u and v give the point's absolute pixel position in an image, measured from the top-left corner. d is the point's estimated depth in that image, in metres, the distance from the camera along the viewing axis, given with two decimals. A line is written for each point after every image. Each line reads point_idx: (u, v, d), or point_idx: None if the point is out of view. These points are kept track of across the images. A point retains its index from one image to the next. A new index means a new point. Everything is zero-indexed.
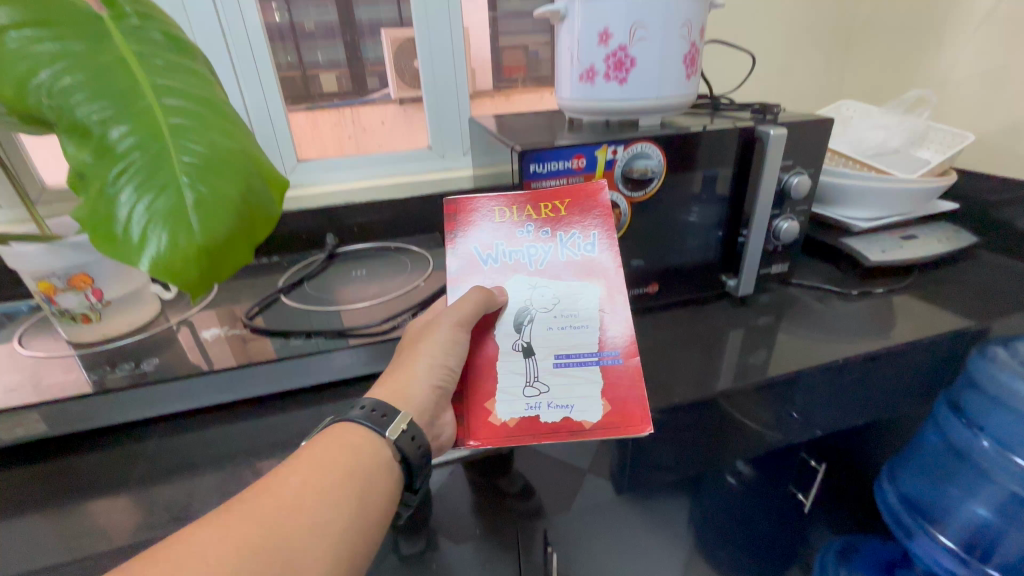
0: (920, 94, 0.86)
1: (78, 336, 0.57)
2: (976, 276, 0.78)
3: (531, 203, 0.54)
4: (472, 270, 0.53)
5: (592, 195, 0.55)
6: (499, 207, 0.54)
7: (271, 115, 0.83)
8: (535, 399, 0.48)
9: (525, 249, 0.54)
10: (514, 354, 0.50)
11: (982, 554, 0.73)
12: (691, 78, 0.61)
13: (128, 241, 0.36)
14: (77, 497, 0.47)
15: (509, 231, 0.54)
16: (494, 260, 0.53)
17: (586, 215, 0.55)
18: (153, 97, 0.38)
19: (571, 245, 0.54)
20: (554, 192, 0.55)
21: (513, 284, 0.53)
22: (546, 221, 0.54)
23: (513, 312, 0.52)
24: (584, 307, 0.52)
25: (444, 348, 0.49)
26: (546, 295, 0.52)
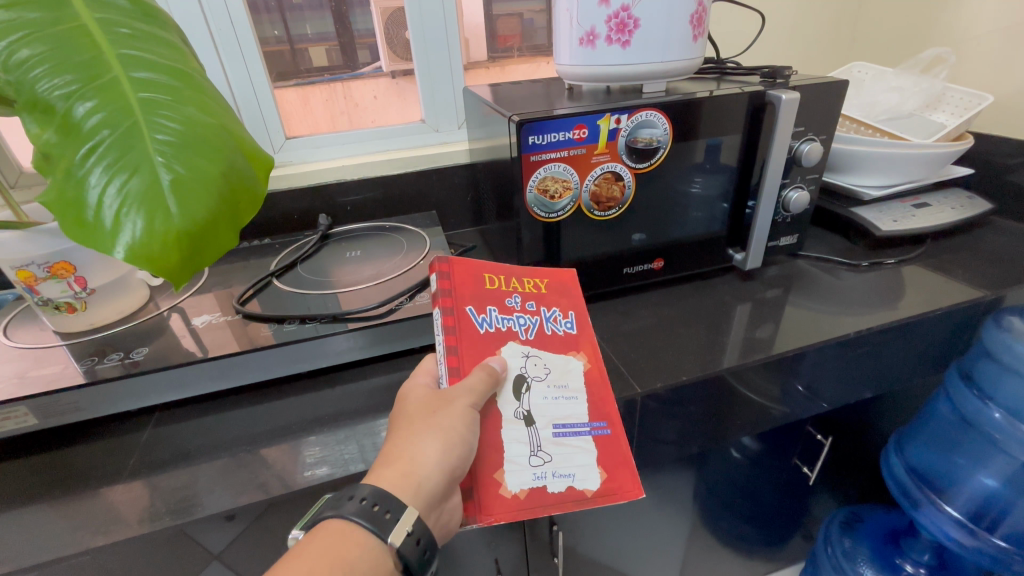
0: (936, 53, 0.82)
1: (65, 326, 0.55)
2: (988, 243, 0.76)
3: (516, 276, 0.52)
4: (466, 334, 0.46)
5: (569, 279, 0.54)
6: (489, 274, 0.50)
7: (256, 90, 0.79)
8: (540, 468, 0.43)
9: (516, 318, 0.49)
10: (516, 425, 0.44)
11: (989, 524, 0.73)
12: (698, 40, 0.57)
13: (100, 227, 0.34)
14: (72, 489, 0.46)
15: (500, 299, 0.49)
16: (488, 326, 0.48)
17: (564, 295, 0.53)
18: (120, 69, 0.36)
19: (554, 320, 0.51)
20: (536, 270, 0.54)
21: (508, 355, 0.47)
22: (531, 295, 0.51)
23: (511, 379, 0.46)
24: (573, 375, 0.48)
25: (460, 425, 0.42)
26: (539, 364, 0.47)
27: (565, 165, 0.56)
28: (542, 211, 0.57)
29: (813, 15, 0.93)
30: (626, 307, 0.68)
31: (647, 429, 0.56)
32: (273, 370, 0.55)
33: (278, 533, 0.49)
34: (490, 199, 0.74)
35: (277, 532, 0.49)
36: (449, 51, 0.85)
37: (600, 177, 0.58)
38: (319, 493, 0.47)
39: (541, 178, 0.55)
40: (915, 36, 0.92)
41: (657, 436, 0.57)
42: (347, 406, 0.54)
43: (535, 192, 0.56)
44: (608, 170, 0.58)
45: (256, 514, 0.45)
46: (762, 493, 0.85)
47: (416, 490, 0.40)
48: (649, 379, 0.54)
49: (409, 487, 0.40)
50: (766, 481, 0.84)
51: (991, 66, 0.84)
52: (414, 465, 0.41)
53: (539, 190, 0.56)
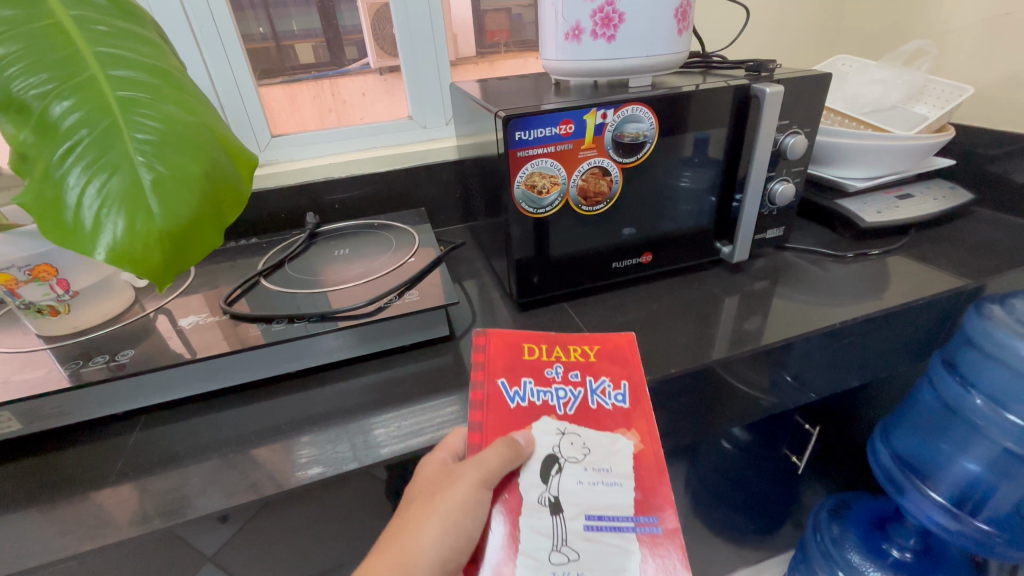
0: (919, 45, 0.83)
1: (47, 329, 0.55)
2: (970, 233, 0.78)
3: (560, 347, 0.55)
4: (496, 406, 0.48)
5: (623, 345, 0.55)
6: (528, 345, 0.54)
7: (240, 88, 0.78)
8: (563, 567, 0.40)
9: (554, 390, 0.50)
10: (541, 511, 0.43)
11: (972, 508, 0.75)
12: (683, 34, 0.57)
13: (79, 228, 0.33)
14: (57, 493, 0.45)
15: (537, 371, 0.52)
16: (521, 399, 0.49)
17: (617, 364, 0.53)
18: (98, 67, 0.35)
19: (601, 391, 0.51)
20: (582, 340, 0.55)
21: (540, 430, 0.47)
22: (574, 365, 0.53)
23: (541, 459, 0.46)
24: (620, 459, 0.46)
25: (464, 505, 0.42)
26: (577, 443, 0.47)
27: (552, 160, 0.56)
28: (529, 207, 0.58)
29: (797, 9, 0.94)
30: (616, 301, 0.68)
31: None
32: (262, 369, 0.55)
33: (271, 533, 0.48)
34: (479, 195, 0.73)
35: (270, 531, 0.48)
36: (435, 46, 0.84)
37: (587, 172, 0.58)
38: (310, 492, 0.46)
39: (528, 174, 0.55)
40: (898, 29, 0.93)
41: None
42: (337, 405, 0.53)
43: (523, 188, 0.56)
44: (596, 165, 0.58)
45: (248, 514, 0.45)
46: (752, 483, 0.87)
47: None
48: None
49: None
50: (757, 471, 0.85)
51: (972, 58, 0.85)
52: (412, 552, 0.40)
53: (526, 186, 0.56)
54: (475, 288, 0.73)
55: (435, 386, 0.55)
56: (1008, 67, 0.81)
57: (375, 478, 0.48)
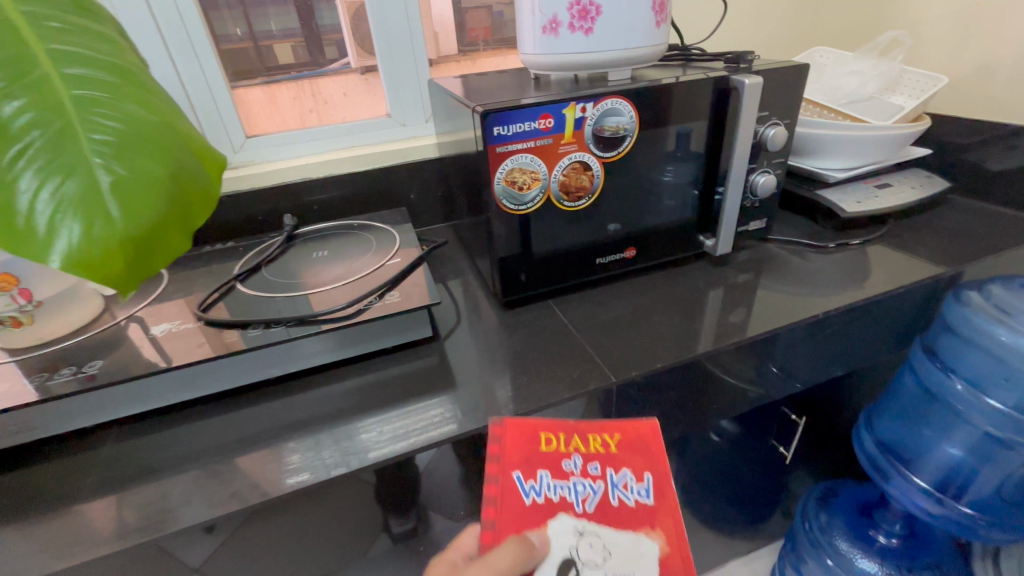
0: (894, 36, 0.84)
1: (11, 341, 0.53)
2: (947, 221, 0.79)
3: (579, 431, 0.43)
4: (508, 507, 0.39)
5: (649, 431, 0.44)
6: (544, 430, 0.43)
7: (212, 88, 0.76)
8: None
9: (572, 485, 0.40)
10: None
11: (956, 492, 0.76)
12: (661, 26, 0.57)
13: (31, 234, 0.31)
14: (23, 513, 0.43)
15: (555, 465, 0.41)
16: (535, 495, 0.40)
17: (642, 454, 0.42)
18: (50, 64, 0.33)
19: (625, 486, 0.41)
20: (605, 423, 0.44)
21: (557, 534, 0.38)
22: (596, 455, 0.42)
23: (557, 574, 0.36)
24: (642, 567, 0.37)
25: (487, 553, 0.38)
26: (597, 549, 0.37)
27: (533, 155, 0.55)
28: (510, 204, 0.57)
29: (774, 3, 0.95)
30: (601, 297, 0.68)
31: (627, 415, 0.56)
32: (240, 376, 0.54)
33: (255, 544, 0.47)
34: (461, 193, 0.72)
35: (254, 542, 0.47)
36: (413, 43, 0.83)
37: (568, 168, 0.57)
38: (292, 502, 0.45)
39: (508, 170, 0.55)
40: (873, 21, 0.95)
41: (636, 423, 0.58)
42: (320, 410, 0.52)
43: (503, 184, 0.55)
44: (577, 160, 0.57)
45: (228, 526, 0.44)
46: (741, 474, 0.87)
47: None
48: (625, 368, 0.54)
49: None
50: (746, 462, 0.86)
51: (945, 48, 0.87)
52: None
53: (507, 182, 0.55)
54: (460, 287, 0.72)
55: (419, 388, 0.54)
56: (982, 57, 0.82)
57: (361, 483, 0.47)
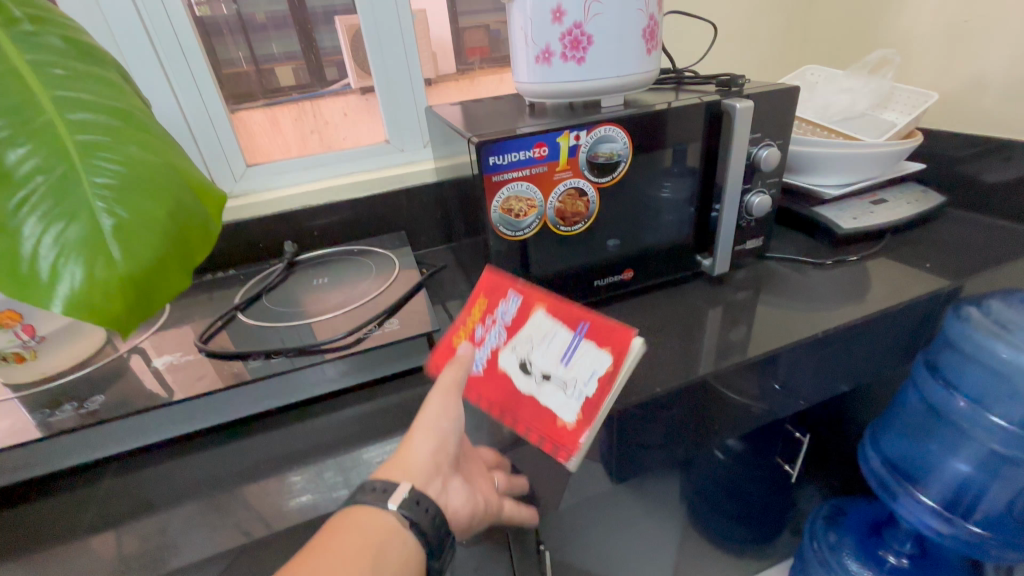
0: (883, 54, 0.85)
1: (14, 377, 0.53)
2: (945, 235, 0.79)
3: (467, 309, 0.56)
4: (476, 381, 0.52)
5: (491, 273, 0.56)
6: (455, 327, 0.56)
7: (213, 118, 0.78)
8: (571, 390, 0.47)
9: (486, 337, 0.53)
10: (551, 390, 0.48)
11: (965, 511, 0.75)
12: (652, 53, 0.58)
13: (35, 279, 0.32)
14: (22, 551, 0.43)
15: (468, 341, 0.54)
16: (478, 363, 0.52)
17: (501, 284, 0.55)
18: (55, 112, 0.34)
19: (510, 305, 0.53)
20: (472, 295, 0.57)
21: (506, 362, 0.51)
22: (483, 310, 0.55)
23: (516, 376, 0.50)
24: (540, 318, 0.51)
25: (436, 413, 0.48)
26: (520, 347, 0.50)
27: (528, 183, 0.56)
28: (508, 230, 0.57)
29: (764, 23, 0.97)
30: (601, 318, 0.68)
31: (629, 438, 0.56)
32: (242, 408, 0.54)
33: None
34: (459, 216, 0.73)
35: None
36: (410, 69, 0.84)
37: (564, 194, 0.58)
38: (293, 535, 0.45)
39: (504, 198, 0.55)
40: (863, 36, 0.96)
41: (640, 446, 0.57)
42: (320, 440, 0.52)
43: (499, 212, 0.56)
44: (572, 186, 0.58)
45: (228, 561, 0.43)
46: (748, 491, 0.86)
47: (410, 472, 0.44)
48: (626, 392, 0.54)
49: (402, 471, 0.44)
50: (752, 480, 0.85)
51: (935, 62, 0.88)
52: (405, 456, 0.45)
53: (503, 210, 0.56)
54: (459, 309, 0.72)
55: (420, 416, 0.54)
56: (972, 70, 0.83)
57: None
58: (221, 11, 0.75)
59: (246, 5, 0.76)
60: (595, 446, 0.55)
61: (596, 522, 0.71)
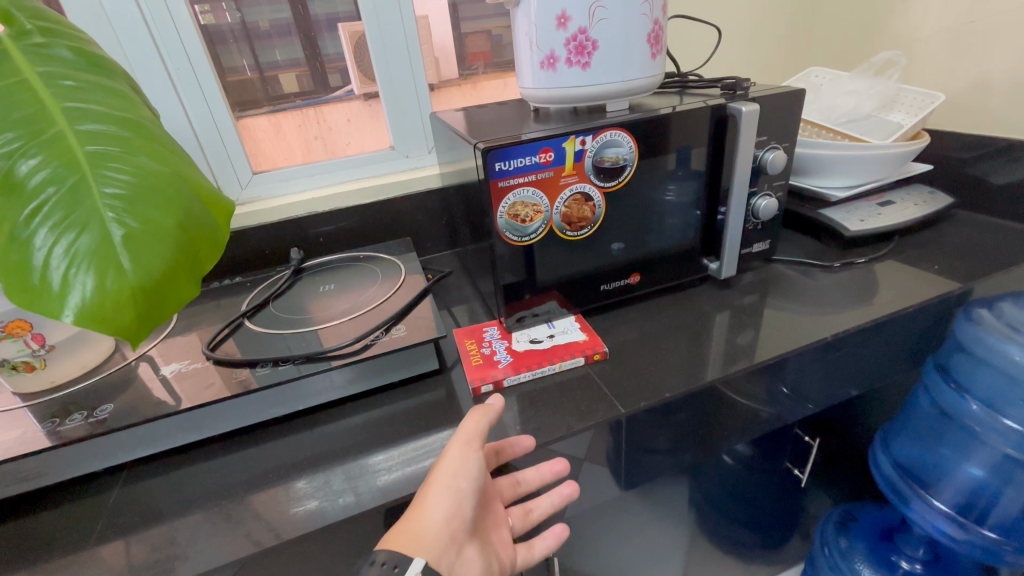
0: (888, 56, 0.85)
1: (23, 387, 0.53)
2: (953, 237, 0.78)
3: (467, 352, 0.61)
4: (518, 364, 0.58)
5: (462, 330, 0.66)
6: (470, 358, 0.60)
7: (220, 126, 0.78)
8: (568, 328, 0.65)
9: (497, 346, 0.62)
10: (563, 335, 0.63)
11: (978, 516, 0.74)
12: (657, 57, 0.58)
13: (47, 289, 0.32)
14: (33, 560, 0.43)
15: (488, 356, 0.60)
16: (508, 357, 0.60)
17: (476, 327, 0.66)
18: (65, 122, 0.35)
19: (493, 333, 0.65)
20: (459, 343, 0.64)
21: (522, 345, 0.62)
22: (476, 341, 0.63)
23: (535, 344, 0.62)
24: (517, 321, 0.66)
25: (453, 471, 0.43)
26: (521, 336, 0.63)
27: (534, 189, 0.56)
28: (514, 235, 0.57)
29: (768, 26, 0.97)
30: (607, 323, 0.68)
31: (637, 444, 0.55)
32: (250, 416, 0.54)
33: None
34: (464, 222, 0.73)
35: None
36: (414, 76, 0.85)
37: (570, 199, 0.58)
38: (300, 546, 0.44)
39: (511, 204, 0.55)
40: (867, 39, 0.96)
41: (647, 450, 0.57)
42: (327, 448, 0.52)
43: (506, 217, 0.56)
44: (578, 191, 0.58)
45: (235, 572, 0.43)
46: (756, 497, 0.86)
47: (422, 547, 0.42)
48: (634, 398, 0.54)
49: (414, 544, 0.41)
50: (760, 485, 0.84)
51: (940, 64, 0.87)
52: (418, 524, 0.42)
53: (509, 216, 0.56)
54: (465, 314, 0.72)
55: (427, 422, 0.54)
56: (978, 71, 0.83)
57: (369, 521, 0.46)
58: (225, 20, 0.75)
59: (249, 14, 0.76)
60: (603, 453, 0.55)
61: (603, 528, 0.70)
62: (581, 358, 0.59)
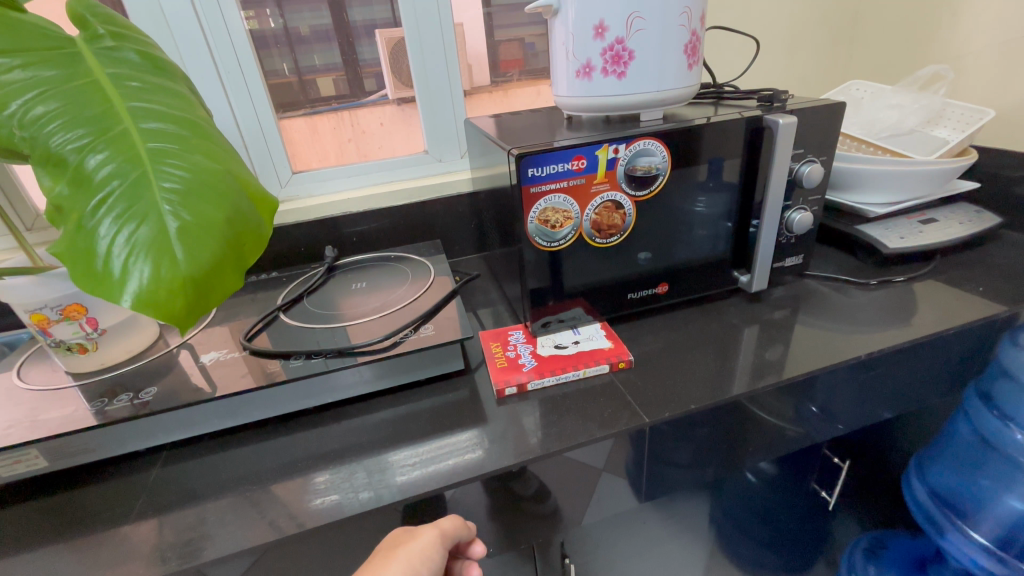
0: (934, 70, 0.83)
1: (76, 366, 0.57)
2: (1000, 258, 0.75)
3: (493, 354, 0.62)
4: (542, 369, 0.59)
5: (487, 333, 0.67)
6: (495, 360, 0.61)
7: (263, 126, 0.81)
8: (593, 335, 0.65)
9: (522, 350, 0.63)
10: (588, 342, 0.63)
11: (1020, 551, 0.70)
12: (693, 68, 0.58)
13: (108, 275, 0.34)
14: (81, 531, 0.46)
15: (512, 359, 0.61)
16: (532, 362, 0.60)
17: (501, 332, 0.67)
18: (130, 121, 0.37)
19: (518, 338, 0.65)
20: (485, 345, 0.65)
21: (546, 351, 0.62)
22: (501, 345, 0.64)
23: (559, 349, 0.62)
24: None
25: (421, 556, 0.44)
26: (546, 342, 0.63)
27: (565, 195, 0.56)
28: (543, 240, 0.58)
29: (807, 38, 0.95)
30: (633, 332, 0.68)
31: (659, 455, 0.55)
32: (280, 407, 0.56)
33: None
34: (493, 226, 0.74)
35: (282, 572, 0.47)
36: (450, 82, 0.87)
37: (600, 207, 0.58)
38: (326, 533, 0.45)
39: (541, 210, 0.56)
40: (911, 52, 0.93)
41: (668, 462, 0.56)
42: (353, 440, 0.53)
43: (536, 223, 0.56)
44: (609, 199, 0.58)
45: (267, 553, 0.44)
46: (779, 517, 0.83)
47: None
48: (658, 408, 0.53)
49: None
50: (784, 504, 0.82)
51: (989, 79, 0.84)
52: None
53: (540, 221, 0.56)
54: (490, 317, 0.73)
55: (450, 421, 0.55)
56: None
57: (389, 517, 0.47)
58: (269, 25, 0.79)
59: (292, 20, 0.79)
60: (622, 462, 0.54)
61: (619, 538, 0.70)
62: (606, 365, 0.59)
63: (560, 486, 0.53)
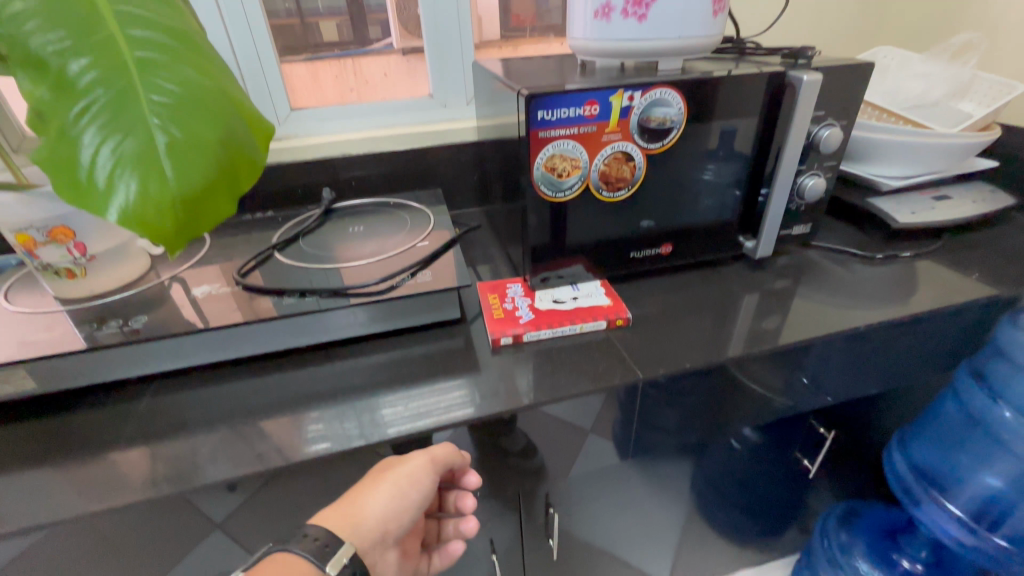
0: (967, 39, 0.79)
1: (64, 292, 0.56)
2: (1007, 240, 0.74)
3: (489, 306, 0.61)
4: (539, 322, 0.58)
5: (485, 285, 0.66)
6: (492, 312, 0.60)
7: (261, 58, 0.78)
8: (592, 291, 0.64)
9: (520, 303, 0.62)
10: (587, 298, 0.62)
11: (991, 523, 0.74)
12: (719, 15, 0.55)
13: (93, 188, 0.33)
14: (70, 454, 0.46)
15: (509, 311, 0.60)
16: (529, 315, 0.59)
17: (499, 284, 0.66)
18: (114, 24, 0.34)
19: (516, 290, 0.64)
20: (482, 296, 0.64)
21: (544, 304, 0.61)
22: (498, 297, 0.63)
23: (557, 304, 0.61)
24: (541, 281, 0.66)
25: (410, 481, 0.47)
26: (544, 296, 0.62)
27: (575, 142, 0.54)
28: (548, 189, 0.56)
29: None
30: (632, 292, 0.67)
31: (648, 413, 0.55)
32: (273, 344, 0.55)
33: (271, 509, 0.48)
34: (497, 177, 0.72)
35: (269, 505, 0.48)
36: (459, 25, 0.82)
37: (610, 157, 0.56)
38: (314, 469, 0.46)
39: (549, 156, 0.54)
40: None
41: (656, 422, 0.56)
42: (344, 382, 0.53)
43: (543, 170, 0.54)
44: (619, 149, 0.56)
45: (256, 484, 0.45)
46: (758, 485, 0.86)
47: (357, 534, 0.45)
48: (651, 366, 0.53)
49: (349, 528, 0.45)
50: (765, 472, 0.84)
51: None
52: (359, 512, 0.45)
53: (546, 168, 0.54)
54: (488, 271, 0.72)
55: (443, 368, 0.54)
56: None
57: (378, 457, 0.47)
58: None
59: None
60: (610, 419, 0.54)
61: (602, 494, 0.72)
62: (603, 321, 0.58)
63: (548, 439, 0.53)
